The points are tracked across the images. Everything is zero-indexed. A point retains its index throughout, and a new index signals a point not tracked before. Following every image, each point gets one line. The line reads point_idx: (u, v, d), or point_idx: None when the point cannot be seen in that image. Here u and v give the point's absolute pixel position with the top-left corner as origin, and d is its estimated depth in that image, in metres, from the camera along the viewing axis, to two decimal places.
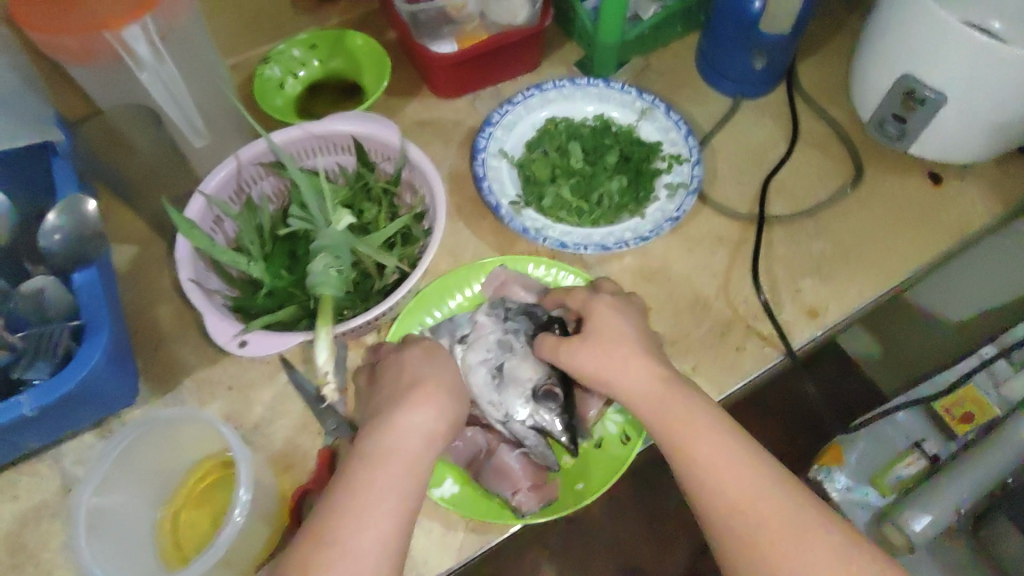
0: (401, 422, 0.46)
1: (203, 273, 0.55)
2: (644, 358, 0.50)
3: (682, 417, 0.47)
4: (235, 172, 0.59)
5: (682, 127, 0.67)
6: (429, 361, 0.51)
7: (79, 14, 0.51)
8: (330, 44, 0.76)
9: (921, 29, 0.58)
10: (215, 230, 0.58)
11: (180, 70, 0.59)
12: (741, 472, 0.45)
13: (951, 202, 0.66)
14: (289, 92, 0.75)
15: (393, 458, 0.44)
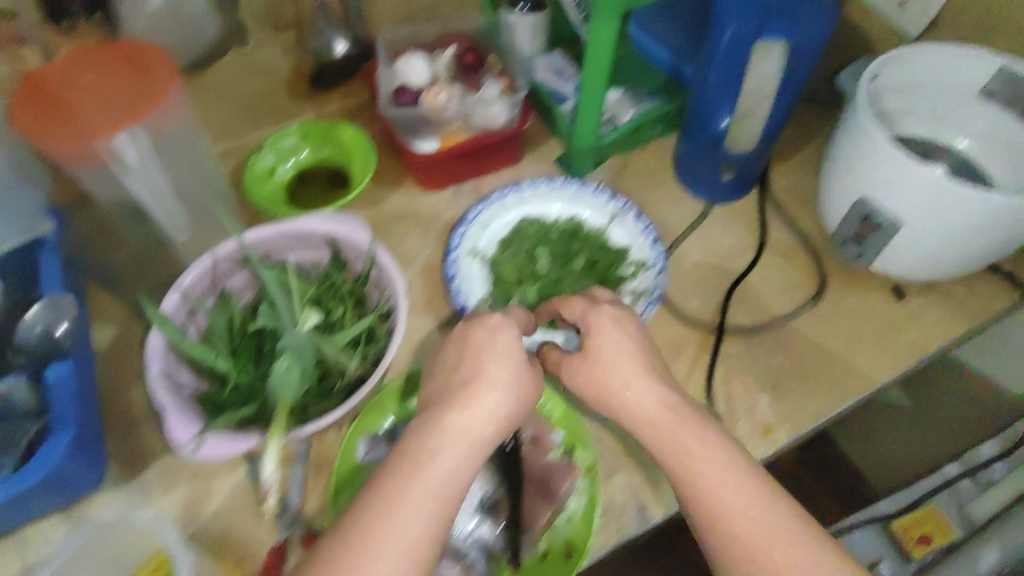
0: (454, 421, 0.47)
1: (173, 367, 0.57)
2: (646, 385, 0.53)
3: (695, 453, 0.49)
4: (211, 267, 0.62)
5: (650, 234, 0.69)
6: (494, 351, 0.51)
7: (73, 124, 0.56)
8: (320, 134, 0.80)
9: (876, 159, 0.60)
10: (185, 325, 0.61)
11: (166, 172, 0.62)
12: (752, 512, 0.47)
13: (915, 321, 0.68)
14: (279, 179, 0.79)
15: (440, 457, 0.46)
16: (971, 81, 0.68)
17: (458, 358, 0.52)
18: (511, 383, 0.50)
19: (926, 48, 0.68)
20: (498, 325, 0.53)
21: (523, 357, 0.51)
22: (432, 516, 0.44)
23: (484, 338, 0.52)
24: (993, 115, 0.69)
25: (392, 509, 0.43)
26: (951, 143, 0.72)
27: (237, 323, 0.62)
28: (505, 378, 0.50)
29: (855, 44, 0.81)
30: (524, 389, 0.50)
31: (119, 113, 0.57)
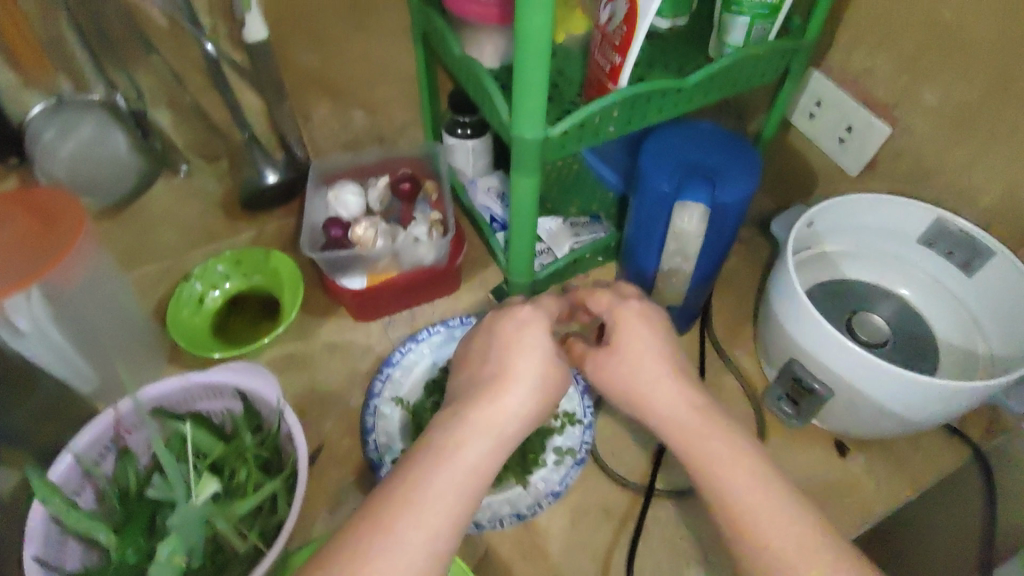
0: (481, 414, 0.49)
1: (56, 547, 0.54)
2: (671, 384, 0.54)
3: (722, 455, 0.49)
4: (113, 424, 0.59)
5: (580, 383, 0.68)
6: (523, 347, 0.54)
7: None
8: (253, 262, 0.79)
9: (799, 329, 0.60)
10: (78, 491, 0.58)
11: (69, 328, 0.61)
12: (781, 514, 0.46)
13: (856, 481, 0.66)
14: (208, 308, 0.78)
15: (466, 446, 0.48)
16: (912, 228, 0.67)
17: (487, 353, 0.55)
18: (535, 380, 0.52)
19: (865, 196, 0.66)
20: (525, 320, 0.56)
21: (547, 355, 0.54)
22: (457, 497, 0.45)
23: (513, 333, 0.55)
24: (933, 263, 0.67)
25: (419, 488, 0.45)
26: (895, 289, 0.70)
27: (135, 486, 0.59)
28: (528, 375, 0.52)
29: (799, 174, 0.81)
30: (544, 389, 0.52)
31: (21, 272, 0.56)
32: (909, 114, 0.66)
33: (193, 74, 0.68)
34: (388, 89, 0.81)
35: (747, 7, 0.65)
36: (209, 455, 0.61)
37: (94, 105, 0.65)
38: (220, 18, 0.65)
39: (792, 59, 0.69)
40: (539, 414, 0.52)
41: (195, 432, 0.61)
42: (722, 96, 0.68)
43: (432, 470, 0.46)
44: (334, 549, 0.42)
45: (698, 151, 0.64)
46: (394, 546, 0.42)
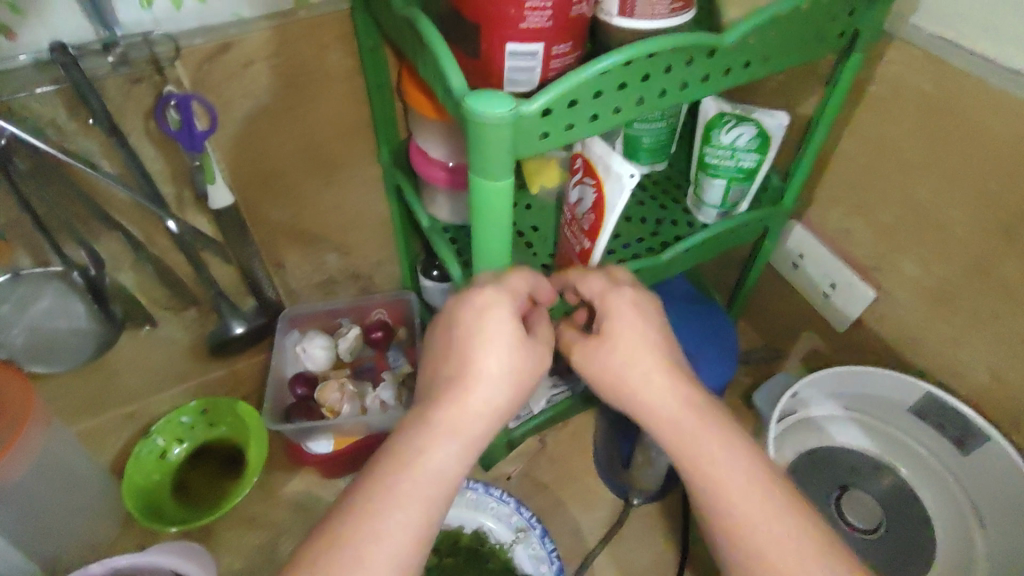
0: (441, 420, 0.42)
1: None
2: (664, 385, 0.45)
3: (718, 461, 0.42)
4: None
5: (553, 562, 0.65)
6: (491, 339, 0.44)
7: None
8: (219, 412, 0.77)
9: None
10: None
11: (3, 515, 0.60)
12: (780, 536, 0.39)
13: None
14: (170, 461, 0.76)
15: (425, 460, 0.40)
16: (900, 400, 0.64)
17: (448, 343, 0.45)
18: (507, 377, 0.44)
19: (854, 371, 0.63)
20: (491, 303, 0.45)
21: (519, 346, 0.44)
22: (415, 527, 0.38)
23: (478, 325, 0.44)
24: (928, 438, 0.64)
25: (371, 522, 0.38)
26: (895, 466, 0.67)
27: None
28: (496, 374, 0.43)
29: (786, 318, 0.78)
30: (517, 387, 0.44)
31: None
32: (891, 282, 0.64)
33: (157, 236, 0.67)
34: (363, 232, 0.80)
35: (720, 170, 0.65)
36: None
37: (53, 276, 0.64)
38: (184, 185, 0.65)
39: (769, 223, 0.68)
40: (511, 409, 0.45)
41: None
42: (698, 261, 0.67)
43: (387, 496, 0.39)
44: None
45: (683, 331, 0.68)
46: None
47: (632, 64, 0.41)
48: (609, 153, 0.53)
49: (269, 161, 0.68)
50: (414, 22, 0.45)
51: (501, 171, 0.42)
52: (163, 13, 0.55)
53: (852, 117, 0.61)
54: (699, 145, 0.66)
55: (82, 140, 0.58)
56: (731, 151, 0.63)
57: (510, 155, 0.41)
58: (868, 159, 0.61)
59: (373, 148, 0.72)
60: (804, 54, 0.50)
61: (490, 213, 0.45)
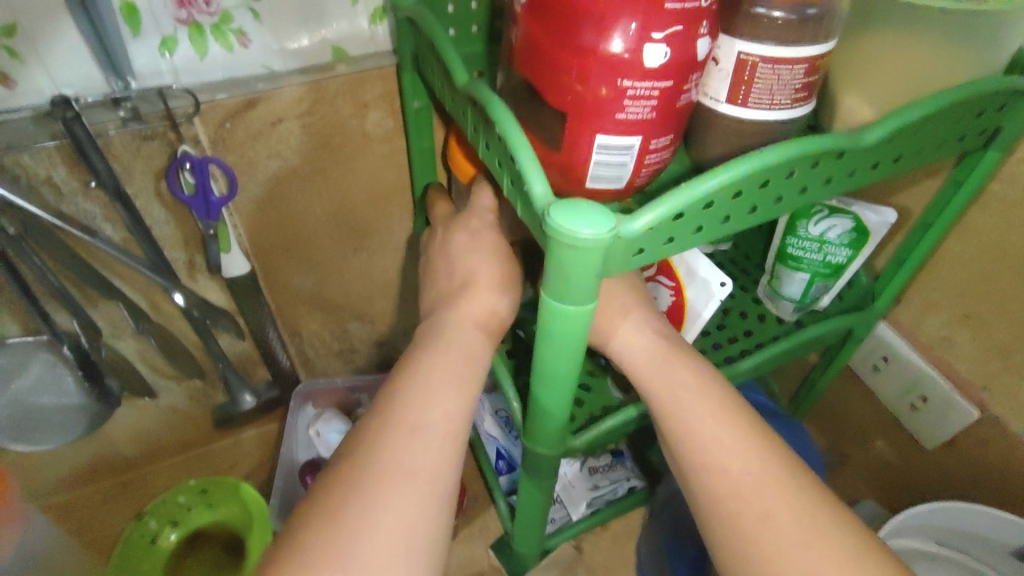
0: (453, 318, 0.40)
1: None
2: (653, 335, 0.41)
3: (706, 414, 0.37)
4: None
5: None
6: (477, 249, 0.43)
7: None
8: (222, 492, 0.68)
9: None
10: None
11: None
12: (783, 493, 0.34)
13: None
14: (162, 546, 0.67)
15: (449, 353, 0.38)
16: (1004, 542, 0.54)
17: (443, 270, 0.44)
18: (497, 274, 0.43)
19: (956, 507, 0.55)
20: (475, 225, 0.45)
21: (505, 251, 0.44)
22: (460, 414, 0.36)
23: (462, 248, 0.44)
24: None
25: (404, 414, 0.34)
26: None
27: None
28: (488, 276, 0.42)
29: (863, 422, 0.69)
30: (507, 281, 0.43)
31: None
32: (1003, 403, 0.55)
33: (161, 303, 0.60)
34: (390, 301, 0.72)
35: (805, 264, 0.57)
36: None
37: (40, 346, 0.56)
38: (196, 251, 0.58)
39: (855, 324, 0.59)
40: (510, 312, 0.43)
41: None
42: (776, 367, 0.58)
43: (421, 390, 0.36)
44: (322, 506, 0.31)
45: None
46: (406, 480, 0.32)
47: (754, 173, 0.34)
48: (694, 253, 0.45)
49: (294, 224, 0.60)
50: (482, 101, 0.37)
51: (581, 297, 0.34)
52: (184, 63, 0.48)
53: (968, 214, 0.53)
54: (778, 234, 0.58)
55: (83, 201, 0.51)
56: (820, 244, 0.55)
57: (596, 277, 0.33)
58: (983, 262, 0.53)
59: (408, 214, 0.65)
60: (937, 154, 0.42)
61: (560, 337, 0.36)
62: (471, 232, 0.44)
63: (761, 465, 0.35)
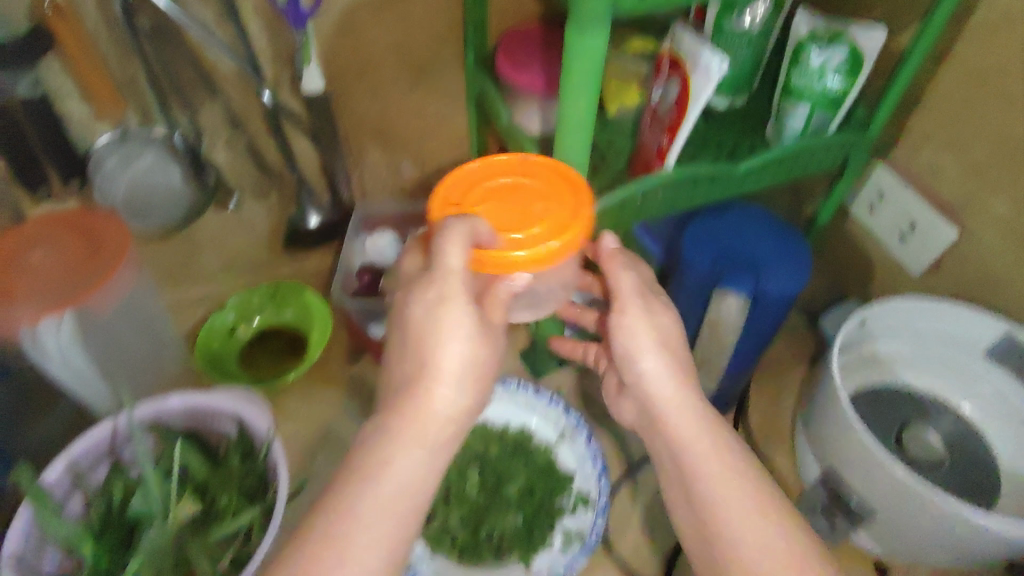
0: (407, 420, 0.45)
1: (33, 553, 0.54)
2: (669, 375, 0.50)
3: (680, 438, 0.48)
4: (108, 434, 0.60)
5: (597, 462, 0.64)
6: (445, 334, 0.45)
7: (26, 299, 0.56)
8: (289, 297, 0.79)
9: (851, 453, 0.55)
10: (65, 499, 0.58)
11: (96, 352, 0.62)
12: (734, 510, 0.45)
13: None
14: (237, 339, 0.77)
15: (398, 458, 0.43)
16: (971, 337, 0.61)
17: (399, 345, 0.47)
18: (460, 369, 0.46)
19: (929, 304, 0.61)
20: (439, 299, 0.45)
21: (473, 334, 0.46)
22: (394, 530, 0.41)
23: (427, 321, 0.46)
24: (996, 375, 0.61)
25: (345, 523, 0.40)
26: (954, 402, 0.64)
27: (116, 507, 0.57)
28: (453, 372, 0.46)
29: (859, 263, 0.76)
30: (472, 373, 0.47)
31: (48, 301, 0.57)
32: (981, 218, 0.62)
33: (250, 113, 0.71)
34: (441, 144, 0.82)
35: (806, 96, 0.63)
36: (194, 478, 0.60)
37: (156, 139, 0.69)
38: (282, 67, 0.69)
39: (851, 151, 0.67)
40: (471, 403, 0.47)
41: (185, 452, 0.60)
42: (763, 184, 0.66)
43: (361, 502, 0.41)
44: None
45: (756, 229, 0.65)
46: None
47: None
48: (699, 46, 0.56)
49: (363, 52, 0.70)
50: None
51: (598, 23, 0.45)
52: None
53: (958, 43, 0.60)
54: (785, 69, 0.64)
55: (198, 7, 0.63)
56: (819, 75, 0.62)
57: (607, 5, 0.44)
58: (969, 88, 0.60)
59: (459, 55, 0.74)
60: None
61: (583, 72, 0.48)
62: (431, 302, 0.46)
63: (748, 492, 0.45)
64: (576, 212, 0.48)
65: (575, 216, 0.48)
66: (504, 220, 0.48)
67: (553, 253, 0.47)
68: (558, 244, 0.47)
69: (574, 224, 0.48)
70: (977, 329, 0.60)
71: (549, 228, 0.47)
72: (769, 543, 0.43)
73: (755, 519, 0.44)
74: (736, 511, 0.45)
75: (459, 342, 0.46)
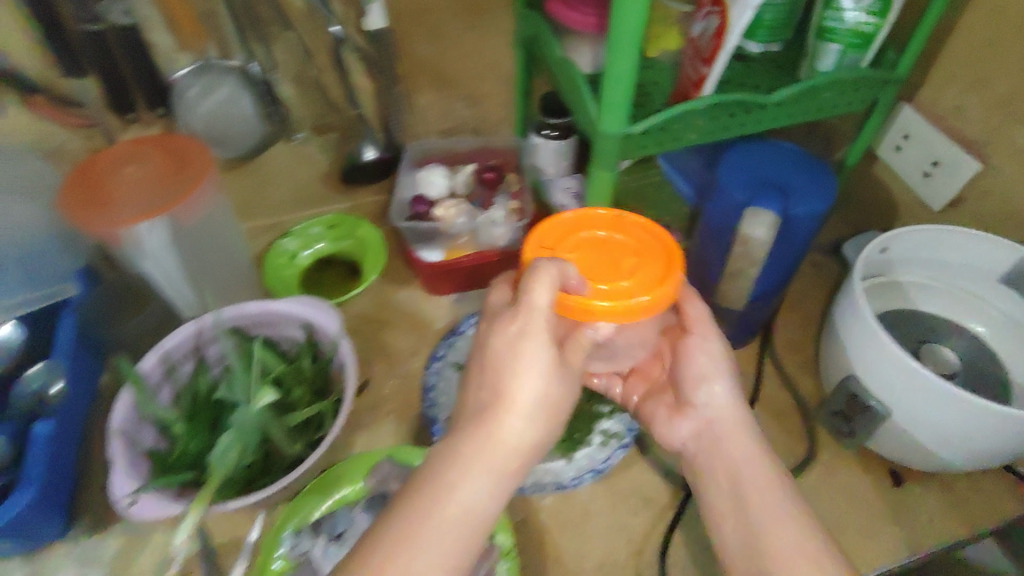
0: (477, 445, 0.45)
1: (135, 426, 0.61)
2: (728, 407, 0.55)
3: (732, 463, 0.52)
4: (194, 333, 0.66)
5: None
6: (522, 365, 0.46)
7: (132, 204, 0.62)
8: (346, 228, 0.86)
9: (867, 353, 0.59)
10: (158, 387, 0.65)
11: (183, 260, 0.68)
12: (778, 527, 0.48)
13: (906, 510, 0.64)
14: (299, 263, 0.84)
15: (462, 484, 0.44)
16: (987, 262, 0.65)
17: (480, 376, 0.48)
18: (533, 400, 0.46)
19: (949, 232, 0.65)
20: (520, 332, 0.47)
21: (551, 371, 0.47)
22: (452, 556, 0.41)
23: (507, 352, 0.47)
24: (1010, 300, 0.65)
25: (403, 542, 0.41)
26: (968, 325, 0.68)
27: (202, 393, 0.64)
28: (526, 403, 0.46)
29: (881, 203, 0.80)
30: (543, 406, 0.47)
31: (149, 206, 0.62)
32: (1002, 152, 0.66)
33: (316, 50, 0.76)
34: (488, 87, 0.86)
35: (839, 36, 0.67)
36: (272, 371, 0.65)
37: (233, 70, 0.75)
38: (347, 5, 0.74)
39: (880, 90, 0.71)
40: (542, 439, 0.47)
41: (263, 350, 0.65)
42: (795, 118, 0.71)
43: (421, 524, 0.42)
44: None
45: (784, 154, 0.68)
46: None
47: None
48: None
49: None
50: None
51: None
52: None
53: None
54: (819, 11, 0.68)
55: None
56: (854, 14, 0.65)
57: None
58: (995, 27, 0.64)
59: None
60: None
61: None
62: (514, 333, 0.47)
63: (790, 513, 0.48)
64: (663, 269, 0.52)
65: (663, 273, 0.51)
66: (593, 272, 0.51)
67: (638, 306, 0.49)
68: (643, 296, 0.50)
69: (660, 282, 0.51)
70: (994, 255, 0.64)
71: (637, 281, 0.51)
72: (809, 546, 0.46)
73: (787, 532, 0.47)
74: (772, 521, 0.48)
75: (534, 375, 0.46)
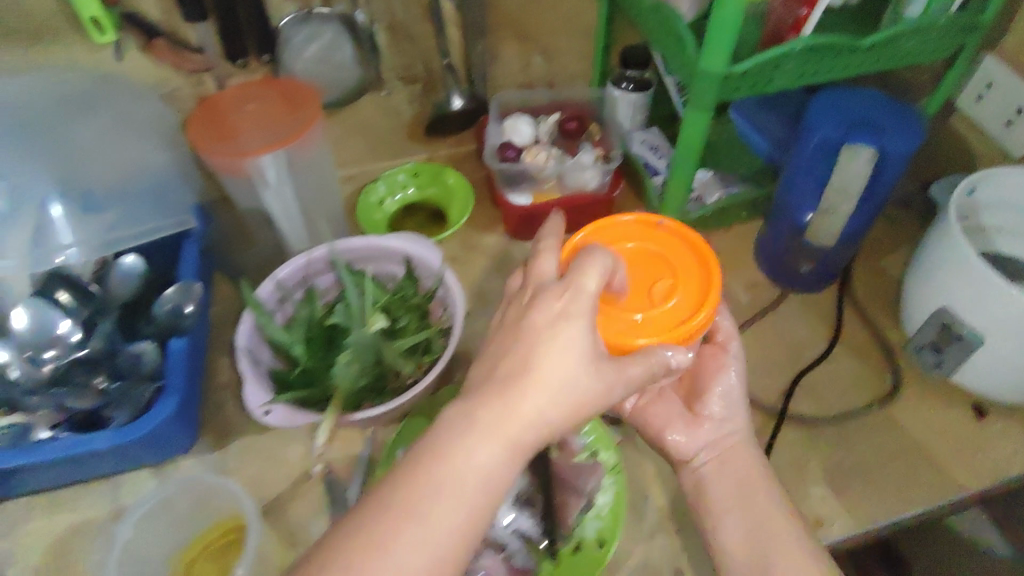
0: (492, 414, 0.42)
1: (256, 345, 0.66)
2: (734, 418, 0.61)
3: (741, 472, 0.57)
4: (305, 264, 0.70)
5: None
6: (557, 341, 0.44)
7: (255, 138, 0.68)
8: (430, 175, 0.88)
9: (959, 282, 0.62)
10: (276, 310, 0.70)
11: (296, 193, 0.73)
12: (784, 531, 0.52)
13: (987, 441, 0.67)
14: (387, 209, 0.87)
15: (474, 452, 0.40)
16: None
17: (506, 346, 0.45)
18: (563, 377, 0.44)
19: None
20: (562, 313, 0.45)
21: (585, 357, 0.45)
22: (454, 530, 0.39)
23: (543, 327, 0.45)
24: None
25: (404, 507, 0.38)
26: None
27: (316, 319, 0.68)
28: (554, 379, 0.43)
29: (956, 155, 0.82)
30: (574, 387, 0.44)
31: (269, 139, 0.68)
32: None
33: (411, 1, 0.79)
34: (570, 40, 0.89)
35: None
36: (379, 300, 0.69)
37: (333, 17, 0.78)
38: None
39: (965, 38, 0.72)
40: (565, 422, 0.44)
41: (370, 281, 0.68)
42: (883, 65, 0.72)
43: (426, 491, 0.39)
44: (328, 545, 0.37)
45: (873, 94, 0.69)
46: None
47: None
48: None
49: None
50: None
51: None
52: None
53: None
54: None
55: None
56: None
57: None
58: None
59: None
60: None
61: None
62: (554, 312, 0.45)
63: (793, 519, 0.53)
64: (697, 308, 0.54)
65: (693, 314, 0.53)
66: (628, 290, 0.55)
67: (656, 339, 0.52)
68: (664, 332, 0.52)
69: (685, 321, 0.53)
70: None
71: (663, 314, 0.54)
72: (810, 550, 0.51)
73: (789, 535, 0.52)
74: (776, 522, 0.53)
75: (565, 354, 0.44)
